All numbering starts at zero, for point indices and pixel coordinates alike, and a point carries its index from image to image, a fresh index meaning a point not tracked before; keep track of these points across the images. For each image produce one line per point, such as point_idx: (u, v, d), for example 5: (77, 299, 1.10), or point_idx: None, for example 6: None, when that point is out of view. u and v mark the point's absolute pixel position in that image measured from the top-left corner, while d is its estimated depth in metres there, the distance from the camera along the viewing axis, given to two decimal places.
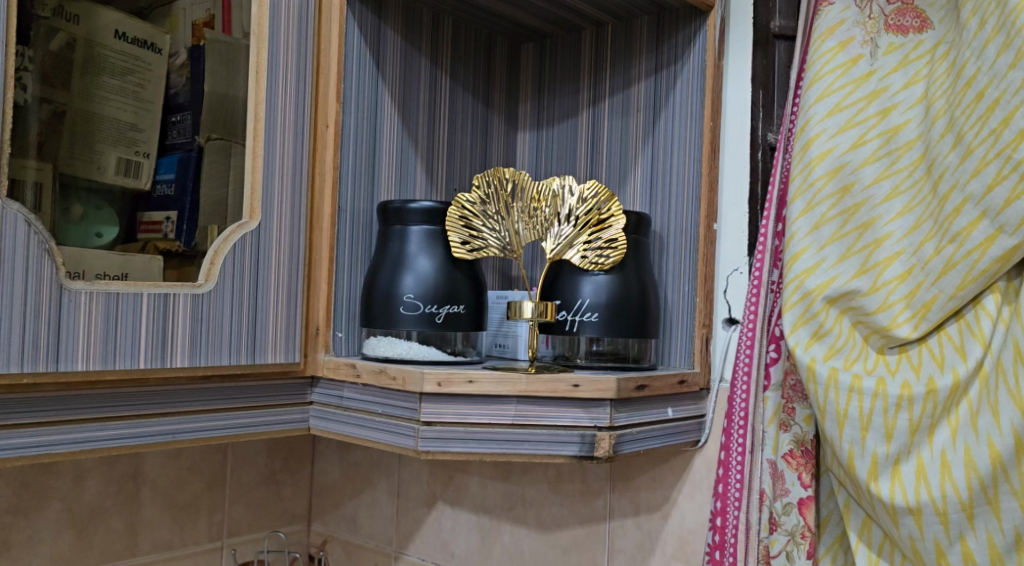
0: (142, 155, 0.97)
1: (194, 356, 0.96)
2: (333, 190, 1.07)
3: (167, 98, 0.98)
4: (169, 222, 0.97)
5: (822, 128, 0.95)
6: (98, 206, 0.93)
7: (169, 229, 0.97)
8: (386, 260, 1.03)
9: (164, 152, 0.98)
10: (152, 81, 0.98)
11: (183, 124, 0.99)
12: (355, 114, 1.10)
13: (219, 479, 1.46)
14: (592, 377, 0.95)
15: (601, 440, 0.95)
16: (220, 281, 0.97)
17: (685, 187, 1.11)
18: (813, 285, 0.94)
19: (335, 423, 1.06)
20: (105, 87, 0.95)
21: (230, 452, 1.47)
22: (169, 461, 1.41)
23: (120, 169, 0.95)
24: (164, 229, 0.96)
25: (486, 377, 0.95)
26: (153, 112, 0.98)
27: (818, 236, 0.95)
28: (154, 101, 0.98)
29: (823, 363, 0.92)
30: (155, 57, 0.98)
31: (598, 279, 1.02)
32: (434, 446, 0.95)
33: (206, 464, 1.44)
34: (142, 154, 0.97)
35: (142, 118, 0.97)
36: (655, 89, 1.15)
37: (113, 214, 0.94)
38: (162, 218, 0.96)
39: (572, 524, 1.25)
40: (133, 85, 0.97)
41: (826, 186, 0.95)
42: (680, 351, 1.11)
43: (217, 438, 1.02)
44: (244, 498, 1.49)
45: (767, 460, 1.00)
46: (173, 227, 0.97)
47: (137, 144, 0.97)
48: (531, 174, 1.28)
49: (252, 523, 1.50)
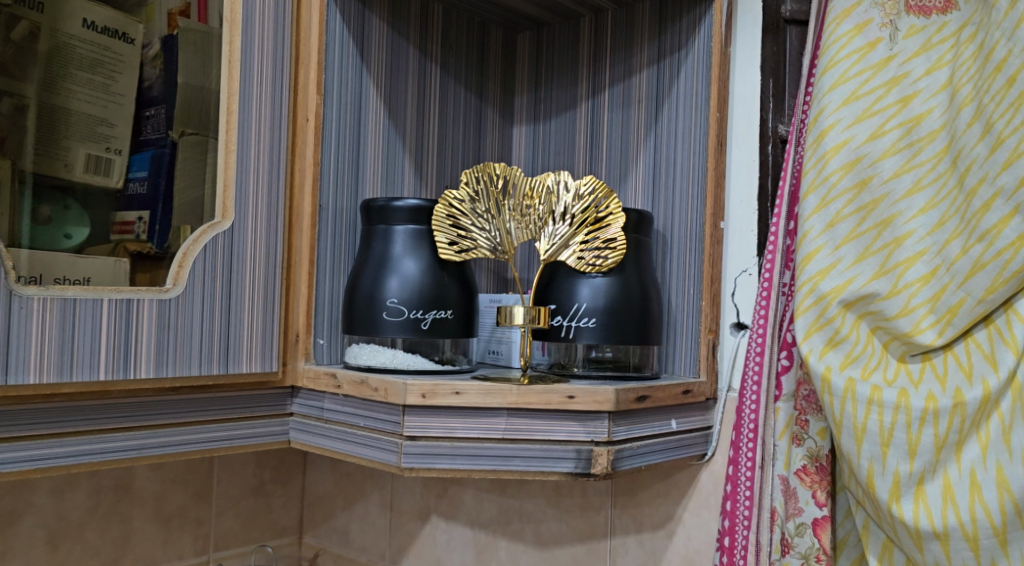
0: (114, 152, 0.91)
1: (160, 367, 0.89)
2: (314, 187, 1.00)
3: (139, 91, 0.93)
4: (141, 223, 0.91)
5: (838, 118, 0.88)
6: (65, 205, 0.88)
7: (141, 229, 0.91)
8: (369, 261, 0.96)
9: (136, 148, 0.92)
10: (124, 73, 0.92)
11: (157, 119, 0.93)
12: (336, 108, 1.03)
13: (205, 492, 1.39)
14: (588, 388, 0.88)
15: (598, 457, 0.88)
16: (190, 285, 0.91)
17: (690, 182, 1.03)
18: (828, 288, 0.86)
19: (316, 436, 0.99)
20: (74, 80, 0.90)
21: (216, 463, 1.40)
22: (152, 473, 1.34)
23: (89, 166, 0.90)
24: (136, 230, 0.91)
25: (474, 389, 0.88)
26: (125, 106, 0.92)
27: (833, 235, 0.88)
28: (126, 94, 0.92)
29: (839, 373, 0.85)
30: (127, 49, 0.92)
31: (596, 282, 0.95)
32: (418, 462, 0.89)
33: (191, 476, 1.38)
34: (114, 151, 0.91)
35: (112, 112, 0.92)
36: (658, 78, 1.08)
37: (85, 217, 0.88)
38: (134, 218, 0.91)
39: (572, 541, 1.18)
40: (103, 77, 0.91)
41: (842, 180, 0.88)
42: (684, 358, 1.04)
43: (188, 453, 0.95)
44: (231, 511, 1.42)
45: (778, 476, 0.93)
46: (145, 228, 0.91)
47: (108, 140, 0.91)
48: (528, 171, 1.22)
49: (239, 537, 1.44)
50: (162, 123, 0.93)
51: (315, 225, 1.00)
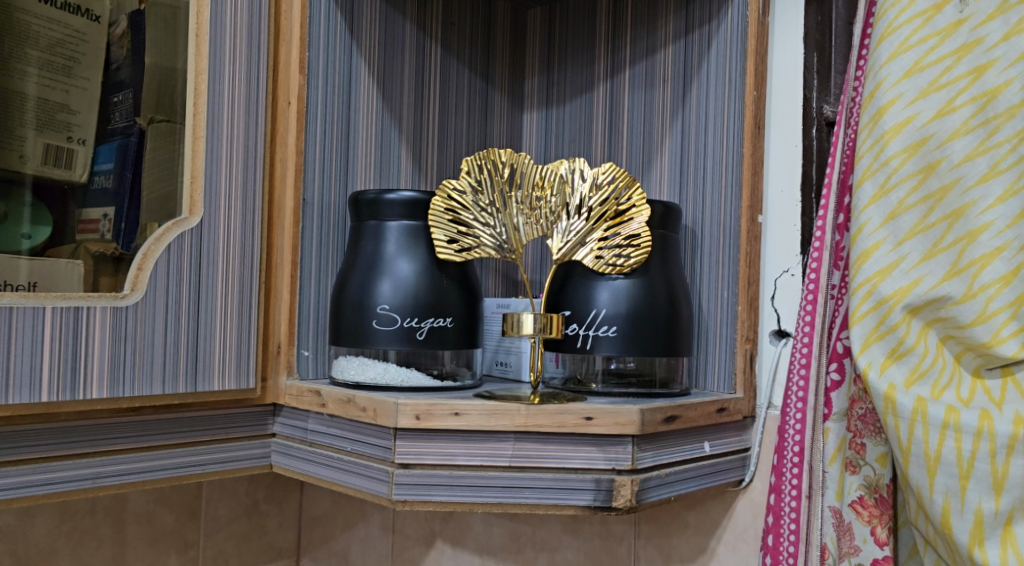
0: (77, 142, 0.79)
1: (114, 386, 0.77)
2: (296, 180, 0.88)
3: (106, 74, 0.81)
4: (106, 221, 0.79)
5: (898, 92, 0.76)
6: (19, 199, 0.76)
7: (107, 228, 0.79)
8: (358, 262, 0.84)
9: (101, 138, 0.80)
10: (89, 54, 0.80)
11: (124, 105, 0.81)
12: (323, 89, 0.91)
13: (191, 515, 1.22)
14: (609, 408, 0.76)
15: (621, 488, 0.76)
16: (150, 291, 0.79)
17: (723, 171, 0.91)
18: (889, 291, 0.74)
19: (298, 461, 0.87)
20: (25, 58, 0.78)
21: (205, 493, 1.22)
22: (136, 498, 1.17)
23: (48, 158, 0.78)
24: (102, 229, 0.79)
25: (476, 409, 0.76)
26: (90, 91, 0.80)
27: (896, 228, 0.75)
28: (90, 78, 0.80)
29: (904, 391, 0.73)
30: (92, 27, 0.80)
31: (617, 284, 0.83)
32: (412, 495, 0.77)
33: (178, 494, 1.21)
34: (77, 141, 0.79)
35: (75, 98, 0.80)
36: (686, 54, 0.95)
37: (48, 214, 0.77)
38: (99, 216, 0.79)
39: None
40: (64, 59, 0.79)
41: (905, 164, 0.75)
42: (718, 371, 0.91)
43: (152, 482, 0.83)
44: (222, 535, 1.25)
45: (828, 506, 0.82)
46: (110, 226, 0.79)
47: (70, 128, 0.79)
48: (539, 160, 1.09)
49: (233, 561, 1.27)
50: (129, 109, 0.81)
51: (297, 222, 0.88)
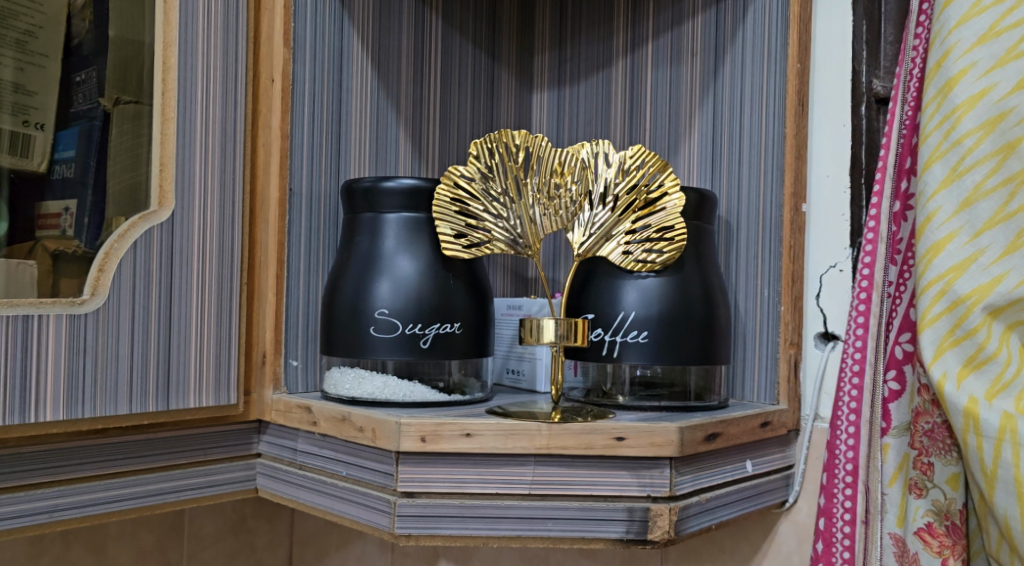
0: (34, 126, 0.67)
1: (70, 407, 0.67)
2: (282, 167, 0.77)
3: (67, 50, 0.68)
4: (68, 215, 0.67)
5: (971, 61, 0.67)
6: None
7: (69, 223, 0.67)
8: (353, 261, 0.74)
9: (61, 122, 0.68)
10: (48, 27, 0.68)
11: (89, 85, 0.69)
12: (311, 64, 0.79)
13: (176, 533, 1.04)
14: (643, 427, 0.67)
15: (657, 518, 0.67)
16: (113, 295, 0.68)
17: (762, 155, 0.81)
18: (966, 290, 0.65)
19: (285, 487, 0.76)
20: None
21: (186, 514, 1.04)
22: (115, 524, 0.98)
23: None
24: (63, 224, 0.67)
25: (490, 429, 0.66)
26: (49, 70, 0.68)
27: (973, 216, 0.66)
28: (50, 55, 0.68)
29: (986, 407, 0.64)
30: None
31: (647, 283, 0.73)
32: (418, 528, 0.67)
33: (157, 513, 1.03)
34: (35, 125, 0.67)
35: (32, 77, 0.67)
36: (717, 23, 0.85)
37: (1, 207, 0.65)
38: (59, 210, 0.67)
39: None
40: (19, 31, 0.67)
41: (980, 143, 0.66)
42: (759, 380, 0.81)
43: (119, 514, 0.72)
44: (207, 554, 1.07)
45: (888, 533, 0.74)
46: (73, 221, 0.67)
47: (27, 111, 0.67)
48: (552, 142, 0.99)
49: None
50: (93, 90, 0.69)
51: (283, 214, 0.77)
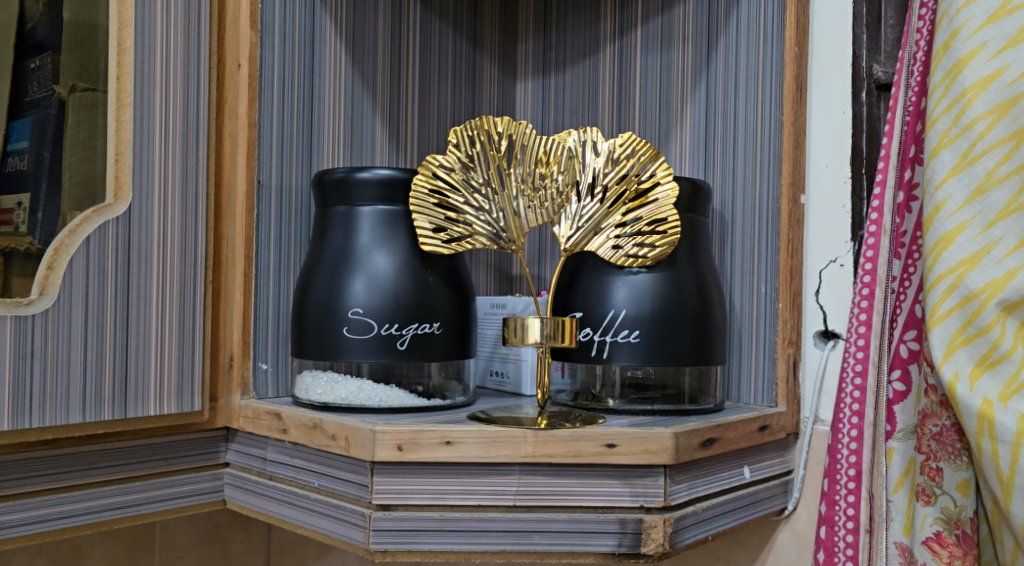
0: None
1: (16, 416, 0.62)
2: (249, 157, 0.72)
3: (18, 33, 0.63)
4: (22, 211, 0.62)
5: (981, 41, 0.63)
6: None
7: (23, 219, 0.62)
8: (325, 257, 0.69)
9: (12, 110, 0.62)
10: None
11: (44, 72, 0.63)
12: (280, 48, 0.74)
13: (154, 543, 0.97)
14: (635, 433, 0.63)
15: (651, 530, 0.63)
16: (63, 295, 0.63)
17: (758, 144, 0.77)
18: (978, 286, 0.62)
19: (254, 498, 0.72)
20: None
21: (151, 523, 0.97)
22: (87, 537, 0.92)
23: None
24: (16, 221, 0.62)
25: (472, 437, 0.62)
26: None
27: (985, 206, 0.62)
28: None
29: (1001, 409, 0.61)
30: None
31: (638, 279, 0.69)
32: (395, 544, 0.62)
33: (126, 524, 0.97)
34: None
35: None
36: (710, 6, 0.80)
37: None
38: (12, 205, 0.62)
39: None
40: None
41: (992, 129, 0.62)
42: (756, 381, 0.77)
43: (75, 528, 0.67)
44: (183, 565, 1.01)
45: (894, 542, 0.70)
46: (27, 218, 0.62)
47: None
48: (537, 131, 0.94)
49: None
50: (48, 77, 0.64)
51: (250, 208, 0.72)
